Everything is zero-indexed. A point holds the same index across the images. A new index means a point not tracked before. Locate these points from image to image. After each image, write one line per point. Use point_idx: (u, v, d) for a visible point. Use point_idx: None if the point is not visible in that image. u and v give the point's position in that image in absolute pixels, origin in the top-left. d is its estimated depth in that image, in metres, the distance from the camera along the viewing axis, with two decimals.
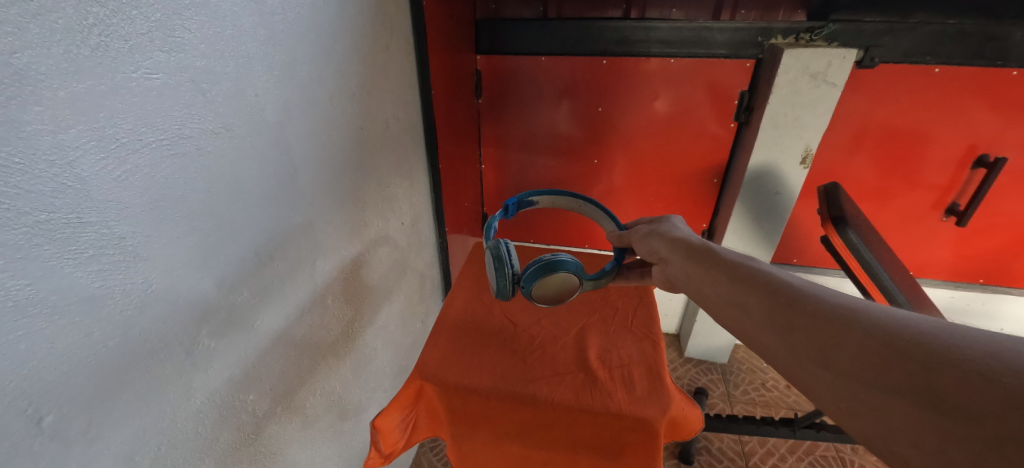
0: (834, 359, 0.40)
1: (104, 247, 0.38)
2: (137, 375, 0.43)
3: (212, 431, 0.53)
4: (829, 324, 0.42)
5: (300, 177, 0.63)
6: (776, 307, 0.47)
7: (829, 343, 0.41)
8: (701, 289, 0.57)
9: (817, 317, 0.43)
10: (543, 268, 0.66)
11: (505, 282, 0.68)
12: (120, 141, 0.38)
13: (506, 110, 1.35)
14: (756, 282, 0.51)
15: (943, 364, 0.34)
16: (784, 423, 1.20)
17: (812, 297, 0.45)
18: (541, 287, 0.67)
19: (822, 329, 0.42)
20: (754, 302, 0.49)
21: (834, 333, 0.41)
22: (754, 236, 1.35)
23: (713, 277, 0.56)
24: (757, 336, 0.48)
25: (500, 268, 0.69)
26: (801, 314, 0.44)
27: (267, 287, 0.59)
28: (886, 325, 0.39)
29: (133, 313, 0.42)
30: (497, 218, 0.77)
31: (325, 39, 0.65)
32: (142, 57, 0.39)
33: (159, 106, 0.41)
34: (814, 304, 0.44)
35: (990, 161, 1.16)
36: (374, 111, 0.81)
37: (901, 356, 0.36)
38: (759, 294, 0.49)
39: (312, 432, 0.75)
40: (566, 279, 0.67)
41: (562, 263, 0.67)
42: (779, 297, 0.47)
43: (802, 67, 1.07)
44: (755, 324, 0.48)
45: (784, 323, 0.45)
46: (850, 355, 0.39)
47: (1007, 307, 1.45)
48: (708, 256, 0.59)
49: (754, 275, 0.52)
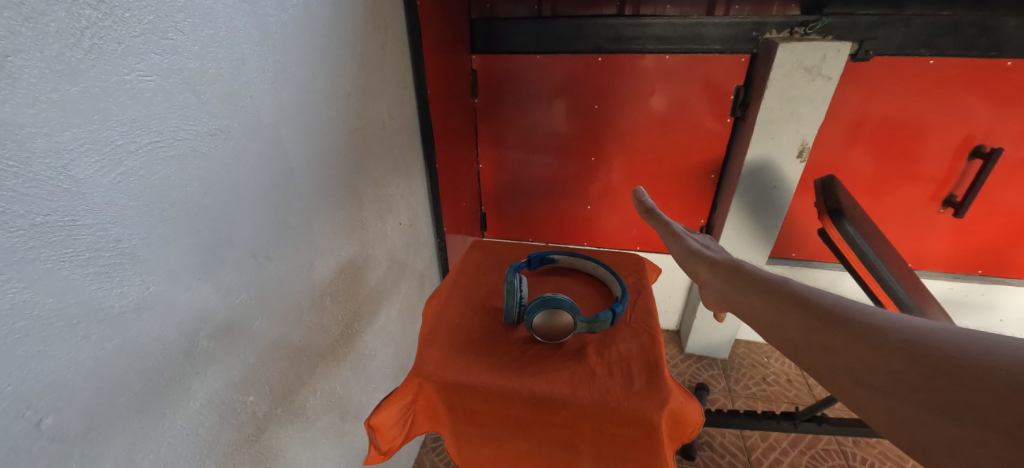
0: (873, 375, 0.34)
1: (100, 250, 0.38)
2: (135, 378, 0.43)
3: (213, 433, 0.53)
4: (867, 336, 0.36)
5: (296, 177, 0.63)
6: (802, 320, 0.42)
7: (867, 357, 0.35)
8: (736, 308, 0.51)
9: (843, 329, 0.38)
10: (549, 302, 0.67)
11: (512, 301, 0.69)
12: (114, 144, 0.38)
13: (503, 109, 1.36)
14: (785, 294, 0.45)
15: (1002, 377, 0.28)
16: (785, 417, 1.19)
17: (840, 308, 0.40)
18: (542, 321, 0.67)
19: (848, 342, 0.37)
20: (786, 317, 0.43)
21: (873, 348, 0.35)
22: (752, 230, 1.34)
23: (746, 295, 0.50)
24: (793, 354, 0.42)
25: (510, 290, 0.70)
26: (834, 329, 0.39)
27: (266, 288, 0.59)
28: (917, 335, 0.34)
29: (131, 316, 0.42)
30: (520, 265, 0.79)
31: (319, 40, 0.65)
32: (135, 59, 0.39)
33: (153, 109, 0.41)
34: (840, 314, 0.40)
35: (987, 151, 1.16)
36: (370, 112, 0.81)
37: (948, 370, 0.31)
38: (790, 307, 0.44)
39: (312, 434, 0.74)
40: (564, 319, 0.67)
41: (568, 303, 0.67)
42: (805, 308, 0.42)
43: (796, 62, 1.08)
44: (786, 339, 0.43)
45: (810, 337, 0.40)
46: (892, 372, 0.33)
47: (1007, 298, 1.42)
48: (741, 274, 0.54)
49: (779, 287, 0.47)
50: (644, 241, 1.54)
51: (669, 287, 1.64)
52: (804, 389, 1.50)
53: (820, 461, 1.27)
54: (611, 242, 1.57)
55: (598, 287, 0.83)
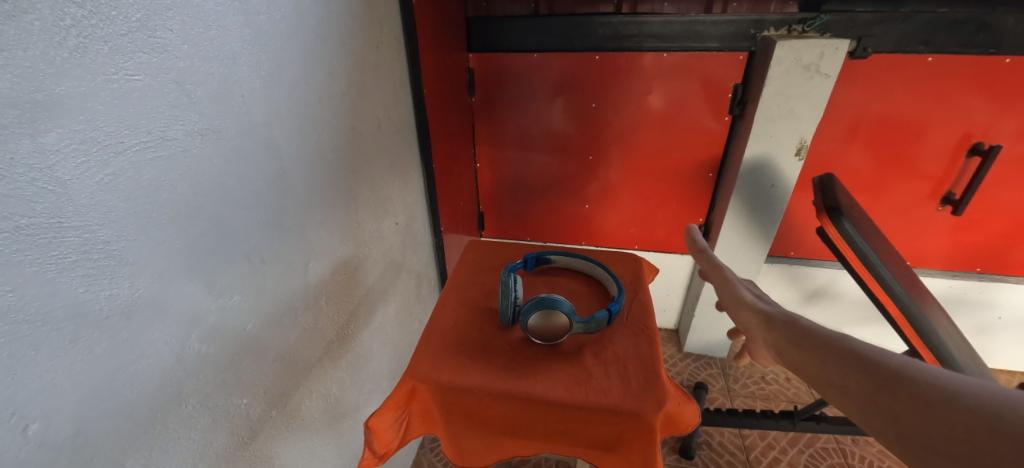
0: (952, 445, 0.31)
1: (88, 252, 0.38)
2: (124, 381, 0.42)
3: (205, 436, 0.52)
4: (938, 402, 0.33)
5: (290, 177, 0.62)
6: (866, 384, 0.39)
7: (939, 424, 0.32)
8: (794, 368, 0.48)
9: (911, 393, 0.35)
10: (544, 303, 0.66)
11: (508, 302, 0.69)
12: (101, 144, 0.38)
13: (500, 108, 1.35)
14: (842, 353, 0.42)
15: None
16: (784, 416, 1.19)
17: (904, 367, 0.37)
18: (538, 322, 0.66)
19: (920, 409, 0.34)
20: (848, 378, 0.41)
21: (947, 415, 0.32)
22: (751, 229, 1.34)
23: (805, 353, 0.47)
24: (862, 421, 0.39)
25: (506, 291, 0.69)
26: (901, 393, 0.36)
27: (259, 289, 0.59)
28: (993, 397, 0.31)
29: (120, 319, 0.41)
30: (516, 265, 0.78)
31: (313, 38, 0.65)
32: (122, 58, 0.39)
33: (141, 108, 0.41)
34: (905, 374, 0.36)
35: (985, 148, 1.16)
36: (365, 111, 0.81)
37: None
38: (852, 369, 0.41)
39: (307, 435, 0.74)
40: (561, 321, 0.66)
41: (563, 304, 0.67)
42: (868, 369, 0.39)
43: (794, 59, 1.07)
44: (852, 405, 0.39)
45: (876, 402, 0.37)
46: (970, 441, 0.30)
47: (1006, 296, 1.42)
48: (794, 329, 0.51)
49: (836, 344, 0.44)
50: (642, 240, 1.54)
51: (668, 286, 1.64)
52: (803, 388, 1.50)
53: (819, 460, 1.27)
54: (609, 241, 1.57)
55: (595, 287, 0.83)
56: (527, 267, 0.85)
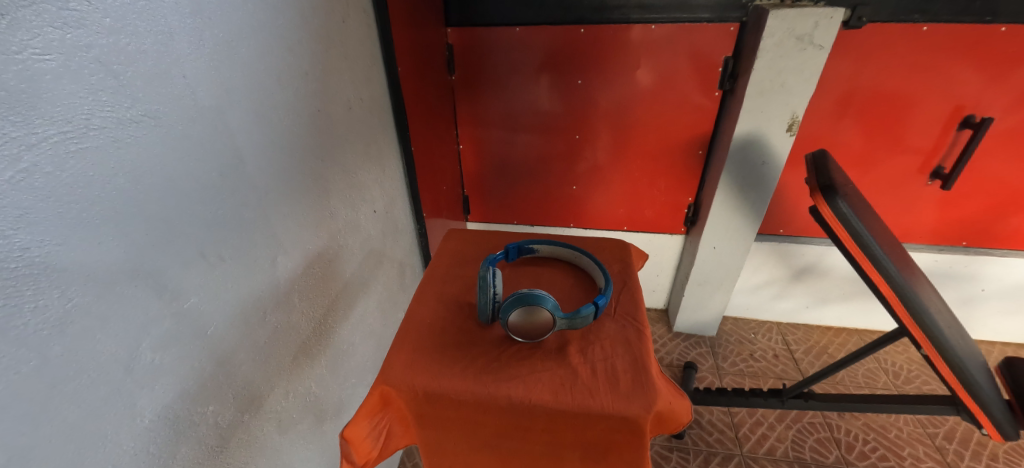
0: None
1: (4, 260, 0.33)
2: (62, 398, 0.38)
3: (167, 450, 0.49)
4: None
5: (249, 167, 0.57)
6: None
7: None
8: None
9: None
10: (526, 299, 0.62)
11: (486, 299, 0.66)
12: (9, 137, 0.33)
13: (482, 86, 1.29)
14: None
15: None
16: (774, 393, 1.16)
17: None
18: (519, 318, 0.63)
19: None
20: None
21: None
22: (740, 208, 1.32)
23: None
24: None
25: (483, 288, 0.66)
26: None
27: (220, 290, 0.54)
28: None
29: (52, 333, 0.37)
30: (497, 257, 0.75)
31: (268, 13, 0.59)
32: (26, 34, 0.33)
33: (55, 93, 0.35)
34: None
35: (977, 121, 1.14)
36: (333, 91, 0.75)
37: None
38: None
39: (288, 436, 0.71)
40: (543, 317, 0.63)
41: (546, 299, 0.63)
42: None
43: (788, 29, 1.02)
44: None
45: None
46: None
47: (990, 268, 1.43)
48: None
49: None
50: (630, 220, 1.51)
51: (657, 266, 1.63)
52: (790, 364, 1.52)
53: (806, 434, 1.29)
54: (597, 223, 1.54)
55: (580, 277, 0.80)
56: (508, 260, 0.82)
